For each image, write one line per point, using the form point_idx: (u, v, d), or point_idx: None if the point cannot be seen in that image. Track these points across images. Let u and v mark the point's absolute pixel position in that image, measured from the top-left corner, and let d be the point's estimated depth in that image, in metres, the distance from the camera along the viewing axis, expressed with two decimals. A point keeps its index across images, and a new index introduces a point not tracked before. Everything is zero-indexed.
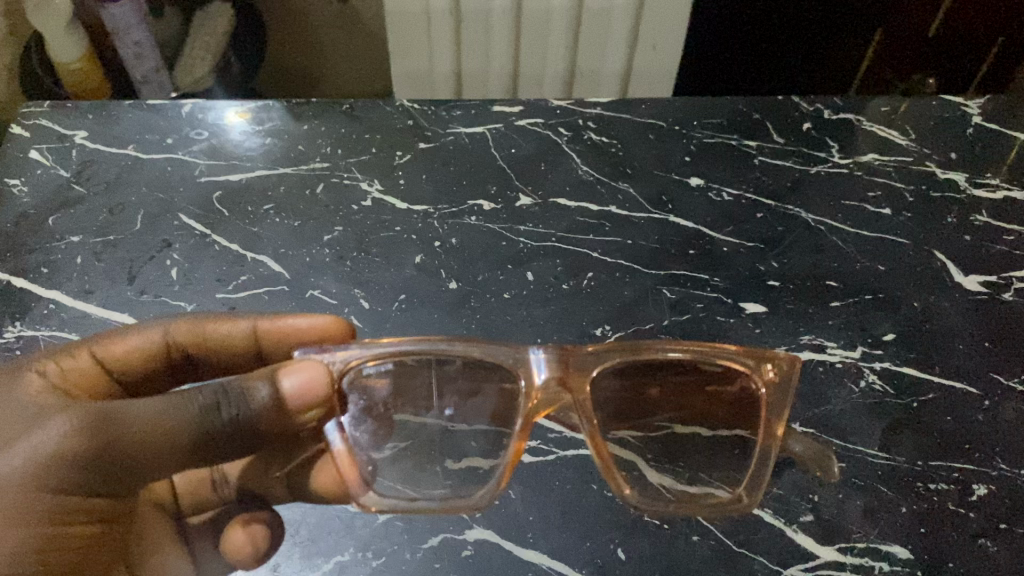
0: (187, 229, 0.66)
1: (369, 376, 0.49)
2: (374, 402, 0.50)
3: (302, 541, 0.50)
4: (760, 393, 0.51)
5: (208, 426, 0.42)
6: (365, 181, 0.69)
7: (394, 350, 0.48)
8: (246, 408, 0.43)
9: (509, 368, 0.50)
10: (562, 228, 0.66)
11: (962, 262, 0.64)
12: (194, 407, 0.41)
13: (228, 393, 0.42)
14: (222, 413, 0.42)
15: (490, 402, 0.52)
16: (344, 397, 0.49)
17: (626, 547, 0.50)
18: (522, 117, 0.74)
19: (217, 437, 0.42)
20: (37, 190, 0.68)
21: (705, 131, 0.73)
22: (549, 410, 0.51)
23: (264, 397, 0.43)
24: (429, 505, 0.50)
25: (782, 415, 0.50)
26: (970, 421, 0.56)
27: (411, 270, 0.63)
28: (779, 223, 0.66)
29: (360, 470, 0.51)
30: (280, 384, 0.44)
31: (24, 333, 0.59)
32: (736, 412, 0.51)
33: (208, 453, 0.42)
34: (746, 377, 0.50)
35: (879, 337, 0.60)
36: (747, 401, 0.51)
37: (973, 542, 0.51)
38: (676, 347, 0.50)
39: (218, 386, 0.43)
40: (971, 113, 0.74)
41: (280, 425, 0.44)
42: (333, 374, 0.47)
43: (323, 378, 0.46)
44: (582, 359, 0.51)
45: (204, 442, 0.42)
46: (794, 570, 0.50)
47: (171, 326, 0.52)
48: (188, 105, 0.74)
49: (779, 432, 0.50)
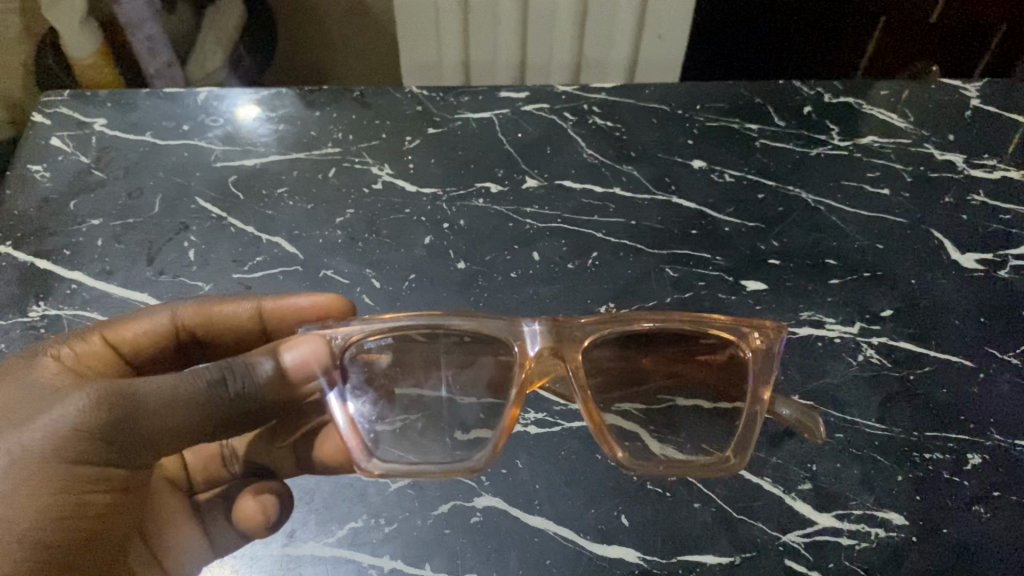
0: (204, 212, 0.68)
1: (370, 351, 0.50)
2: (374, 373, 0.51)
3: (317, 508, 0.52)
4: (748, 359, 0.52)
5: (215, 400, 0.43)
6: (376, 165, 0.71)
7: (392, 325, 0.49)
8: (250, 383, 0.45)
9: (504, 342, 0.51)
10: (568, 210, 0.68)
11: (959, 240, 0.66)
12: (203, 382, 0.43)
13: (233, 369, 0.44)
14: (228, 387, 0.44)
15: (487, 373, 0.53)
16: (345, 371, 0.50)
17: (629, 514, 0.52)
18: (529, 102, 0.76)
19: (224, 411, 0.44)
20: (58, 175, 0.70)
21: (708, 115, 0.75)
22: (543, 380, 0.53)
23: (267, 371, 0.45)
24: (428, 469, 0.50)
25: (771, 379, 0.51)
26: (966, 392, 0.57)
27: (421, 251, 0.65)
28: (779, 204, 0.68)
29: (362, 437, 0.51)
30: (282, 358, 0.46)
31: (48, 312, 0.61)
32: (726, 378, 0.53)
33: (217, 425, 0.44)
34: (736, 346, 0.52)
35: (878, 313, 0.61)
36: (736, 367, 0.52)
37: (968, 509, 0.52)
38: (665, 319, 0.51)
39: (222, 364, 0.45)
40: (970, 96, 0.76)
41: (283, 399, 0.46)
42: (334, 349, 0.49)
43: (323, 352, 0.47)
44: (572, 331, 0.51)
45: (213, 415, 0.44)
46: (792, 536, 0.51)
47: (178, 308, 0.54)
48: (203, 94, 0.76)
49: (766, 396, 0.51)
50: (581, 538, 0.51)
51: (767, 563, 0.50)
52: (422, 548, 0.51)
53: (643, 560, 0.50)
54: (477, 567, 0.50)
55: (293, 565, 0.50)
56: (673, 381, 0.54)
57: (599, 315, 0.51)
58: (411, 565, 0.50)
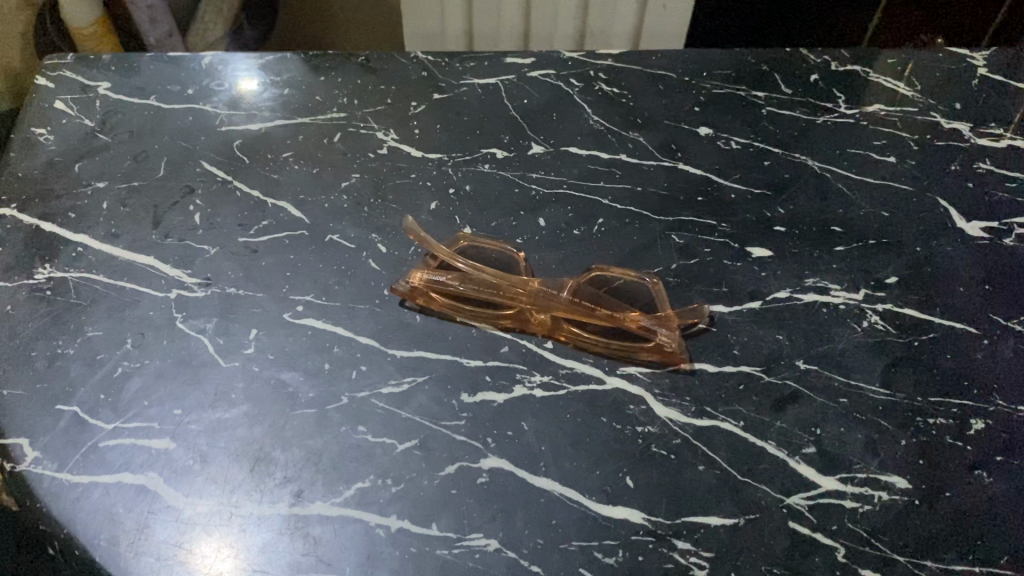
0: (209, 175, 0.68)
1: (403, 281, 0.60)
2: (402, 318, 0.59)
3: (324, 469, 0.53)
4: (667, 337, 0.57)
5: None
6: (381, 130, 0.71)
7: None
8: None
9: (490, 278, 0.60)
10: (574, 175, 0.68)
11: (964, 208, 0.66)
12: None
13: None
14: None
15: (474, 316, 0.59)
16: None
17: (634, 475, 0.52)
18: (534, 68, 0.76)
19: None
20: (63, 139, 0.70)
21: (714, 82, 0.74)
22: (513, 318, 0.59)
23: None
24: (454, 425, 0.54)
25: (678, 348, 0.57)
26: (969, 358, 0.57)
27: (427, 217, 0.65)
28: (786, 171, 0.68)
29: (365, 364, 0.57)
30: None
31: (54, 274, 0.62)
32: (653, 349, 0.57)
33: None
34: (661, 323, 0.58)
35: (882, 280, 0.61)
36: (659, 340, 0.57)
37: (970, 473, 0.53)
38: (626, 282, 0.61)
39: None
40: (976, 64, 0.76)
41: None
42: None
43: None
44: (551, 284, 0.60)
45: None
46: (796, 498, 0.51)
47: None
48: (208, 57, 0.76)
49: (672, 359, 0.57)
50: (586, 499, 0.51)
51: (771, 525, 0.50)
52: (429, 508, 0.51)
53: (648, 521, 0.51)
54: (484, 526, 0.50)
55: (301, 525, 0.50)
56: (616, 347, 0.58)
57: (583, 277, 0.61)
58: (419, 524, 0.51)
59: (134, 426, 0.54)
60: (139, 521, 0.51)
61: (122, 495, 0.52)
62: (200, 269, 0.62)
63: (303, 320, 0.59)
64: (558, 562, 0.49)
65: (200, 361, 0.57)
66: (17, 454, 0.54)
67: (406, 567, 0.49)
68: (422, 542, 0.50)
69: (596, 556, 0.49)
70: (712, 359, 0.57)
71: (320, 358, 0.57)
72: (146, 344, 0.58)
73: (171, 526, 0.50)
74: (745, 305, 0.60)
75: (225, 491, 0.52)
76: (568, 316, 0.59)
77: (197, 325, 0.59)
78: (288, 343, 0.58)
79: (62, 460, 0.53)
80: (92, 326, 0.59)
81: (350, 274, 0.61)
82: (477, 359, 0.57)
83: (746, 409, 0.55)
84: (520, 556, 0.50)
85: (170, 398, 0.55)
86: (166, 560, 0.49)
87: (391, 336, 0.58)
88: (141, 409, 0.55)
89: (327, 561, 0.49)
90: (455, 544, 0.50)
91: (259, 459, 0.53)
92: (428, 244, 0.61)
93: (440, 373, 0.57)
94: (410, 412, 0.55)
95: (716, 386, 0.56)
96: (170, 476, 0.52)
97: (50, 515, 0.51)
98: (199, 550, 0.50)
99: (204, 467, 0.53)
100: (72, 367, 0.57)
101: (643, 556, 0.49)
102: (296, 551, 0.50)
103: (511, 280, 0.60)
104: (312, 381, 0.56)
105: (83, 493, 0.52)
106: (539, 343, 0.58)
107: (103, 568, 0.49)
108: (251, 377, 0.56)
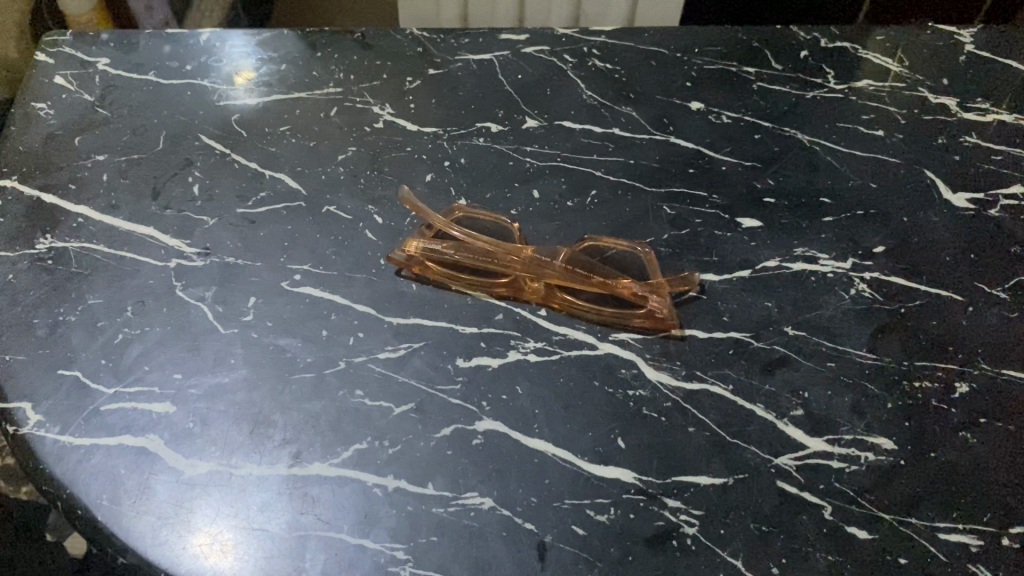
0: (207, 148, 0.69)
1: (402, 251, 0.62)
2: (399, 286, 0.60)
3: (322, 432, 0.54)
4: (657, 305, 0.58)
5: None
6: (377, 105, 0.72)
7: None
8: None
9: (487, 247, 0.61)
10: (567, 148, 0.69)
11: (951, 180, 0.67)
12: None
13: None
14: None
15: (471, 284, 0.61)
16: None
17: (625, 437, 0.53)
18: (529, 45, 0.77)
19: None
20: (62, 113, 0.71)
21: (705, 58, 0.76)
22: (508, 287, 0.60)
23: None
24: (450, 389, 0.55)
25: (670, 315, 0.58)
26: (954, 324, 0.59)
27: (422, 188, 0.66)
28: (776, 144, 0.69)
29: (362, 331, 0.58)
30: None
31: (55, 244, 0.63)
32: (644, 318, 0.58)
33: None
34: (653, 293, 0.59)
35: (870, 249, 0.62)
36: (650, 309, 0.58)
37: (954, 434, 0.54)
38: (620, 251, 0.62)
39: None
40: (965, 41, 0.77)
41: None
42: None
43: None
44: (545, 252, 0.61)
45: None
46: (783, 458, 0.53)
47: None
48: (206, 34, 0.77)
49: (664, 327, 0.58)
50: (579, 460, 0.52)
51: (759, 484, 0.52)
52: (425, 468, 0.52)
53: (639, 480, 0.52)
54: (479, 486, 0.52)
55: (299, 485, 0.52)
56: (609, 314, 0.59)
57: (580, 245, 0.62)
58: (415, 484, 0.52)
59: (134, 391, 0.55)
60: (141, 481, 0.52)
61: (124, 457, 0.53)
62: (200, 239, 0.63)
63: (301, 289, 0.60)
64: (551, 519, 0.50)
65: (199, 328, 0.58)
66: (19, 417, 0.54)
67: (402, 525, 0.50)
68: (418, 502, 0.51)
69: (588, 514, 0.50)
70: (703, 325, 0.58)
71: (318, 325, 0.58)
72: (147, 312, 0.59)
73: (171, 486, 0.51)
74: (735, 273, 0.61)
75: (225, 453, 0.53)
76: (562, 283, 0.60)
77: (196, 293, 0.60)
78: (286, 310, 0.59)
79: (65, 423, 0.54)
80: (93, 294, 0.60)
81: (347, 244, 0.62)
82: (471, 325, 0.58)
83: (735, 373, 0.56)
84: (514, 513, 0.51)
85: (170, 364, 0.56)
86: (167, 519, 0.50)
87: (387, 304, 0.59)
88: (142, 374, 0.56)
89: (325, 520, 0.50)
90: (451, 503, 0.51)
91: (258, 422, 0.54)
92: (424, 213, 0.63)
93: (435, 339, 0.58)
94: (406, 376, 0.56)
95: (706, 351, 0.57)
96: (171, 439, 0.53)
97: (52, 476, 0.52)
98: (199, 509, 0.51)
99: (204, 430, 0.54)
100: (74, 334, 0.58)
101: (634, 514, 0.51)
102: (294, 510, 0.51)
103: (506, 248, 0.61)
104: (310, 347, 0.57)
105: (85, 455, 0.53)
106: (534, 311, 0.59)
107: (105, 527, 0.50)
108: (250, 343, 0.57)
